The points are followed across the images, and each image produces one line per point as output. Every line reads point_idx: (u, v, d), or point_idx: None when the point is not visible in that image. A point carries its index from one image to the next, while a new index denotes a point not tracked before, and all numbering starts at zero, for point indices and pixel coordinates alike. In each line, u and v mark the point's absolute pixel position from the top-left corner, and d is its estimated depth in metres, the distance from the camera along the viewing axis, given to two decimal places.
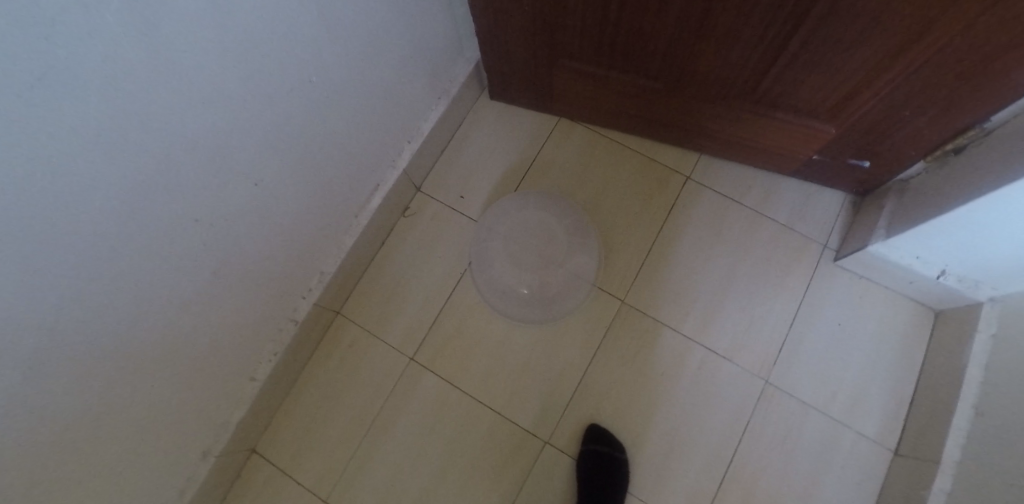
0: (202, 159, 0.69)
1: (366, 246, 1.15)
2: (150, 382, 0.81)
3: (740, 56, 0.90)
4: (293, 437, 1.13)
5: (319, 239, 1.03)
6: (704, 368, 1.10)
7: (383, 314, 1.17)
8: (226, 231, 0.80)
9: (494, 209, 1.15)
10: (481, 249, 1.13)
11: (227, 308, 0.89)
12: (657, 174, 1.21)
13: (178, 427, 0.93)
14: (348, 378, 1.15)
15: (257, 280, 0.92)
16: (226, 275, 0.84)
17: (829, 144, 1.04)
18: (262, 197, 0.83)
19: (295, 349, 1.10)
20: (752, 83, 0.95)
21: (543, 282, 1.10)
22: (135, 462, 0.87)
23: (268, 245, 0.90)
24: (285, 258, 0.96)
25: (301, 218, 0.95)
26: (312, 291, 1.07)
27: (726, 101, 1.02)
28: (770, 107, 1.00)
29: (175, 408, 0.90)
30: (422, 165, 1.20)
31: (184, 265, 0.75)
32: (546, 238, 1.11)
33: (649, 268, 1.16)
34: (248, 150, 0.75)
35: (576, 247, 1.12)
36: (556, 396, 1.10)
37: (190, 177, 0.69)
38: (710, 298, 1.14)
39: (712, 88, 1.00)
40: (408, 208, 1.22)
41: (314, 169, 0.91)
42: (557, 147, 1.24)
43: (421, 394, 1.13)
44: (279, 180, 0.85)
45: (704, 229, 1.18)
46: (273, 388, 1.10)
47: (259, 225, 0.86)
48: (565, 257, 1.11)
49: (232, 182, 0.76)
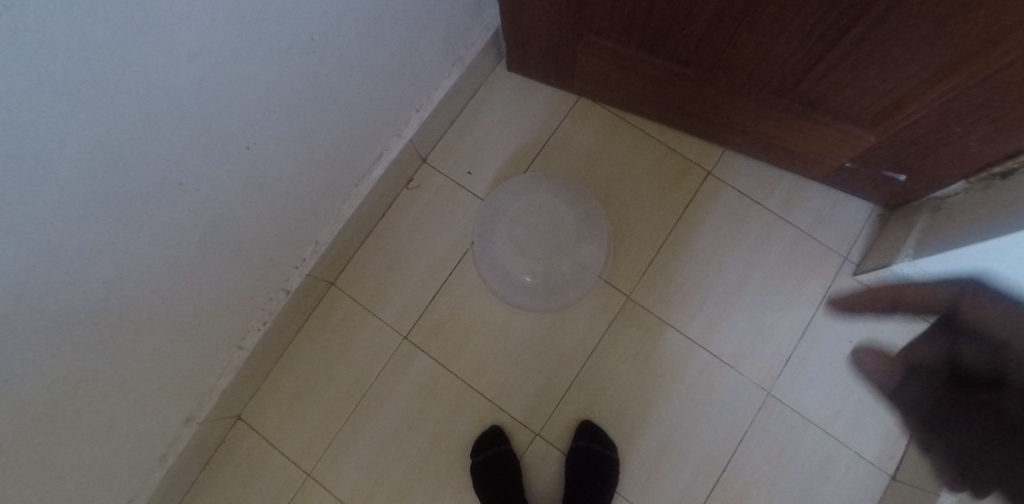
0: (190, 124, 0.63)
1: (365, 218, 1.10)
2: (130, 352, 0.77)
3: (784, 50, 0.82)
4: (280, 407, 1.11)
5: (316, 208, 0.97)
6: (706, 373, 1.06)
7: (379, 289, 1.12)
8: (214, 199, 0.74)
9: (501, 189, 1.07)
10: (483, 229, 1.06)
11: (214, 279, 0.84)
12: (678, 166, 1.15)
13: (159, 395, 0.89)
14: (338, 353, 1.11)
15: (245, 249, 0.87)
16: (212, 244, 0.79)
17: (865, 151, 0.97)
18: (255, 165, 0.77)
19: (285, 319, 1.06)
20: (793, 80, 0.88)
21: (548, 271, 1.03)
22: (114, 430, 0.84)
23: (260, 215, 0.85)
24: (278, 227, 0.91)
25: (297, 187, 0.89)
26: (305, 261, 1.02)
27: (762, 97, 0.95)
28: (808, 107, 0.93)
29: (157, 376, 0.86)
30: (430, 136, 1.13)
31: (165, 234, 0.69)
32: (556, 226, 1.04)
33: (660, 265, 1.10)
34: (241, 115, 0.69)
35: (586, 237, 1.05)
36: (551, 389, 1.07)
37: (176, 143, 0.62)
38: (720, 302, 1.09)
39: (749, 81, 0.92)
40: (412, 180, 1.15)
41: (315, 137, 0.85)
42: (574, 129, 1.17)
43: (413, 375, 1.09)
44: (275, 148, 0.79)
45: (721, 229, 1.13)
46: (261, 358, 1.06)
47: (251, 194, 0.80)
48: (573, 248, 1.03)
49: (223, 148, 0.70)
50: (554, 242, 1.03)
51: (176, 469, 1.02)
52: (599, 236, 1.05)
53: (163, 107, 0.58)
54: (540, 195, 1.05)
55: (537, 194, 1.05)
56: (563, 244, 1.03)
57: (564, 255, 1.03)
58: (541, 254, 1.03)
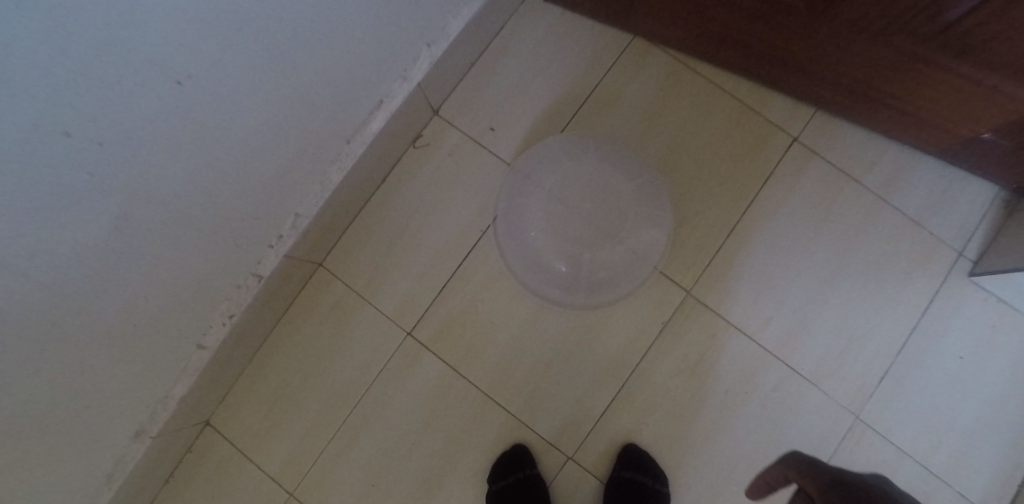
0: (58, 37, 0.39)
1: (361, 184, 0.86)
2: (36, 369, 0.55)
3: None
4: (256, 412, 0.91)
5: (293, 172, 0.73)
6: (780, 392, 0.86)
7: (377, 273, 0.90)
8: (130, 157, 0.50)
9: (533, 152, 0.83)
10: (510, 203, 0.82)
11: (153, 267, 0.62)
12: (756, 130, 0.91)
13: (94, 413, 0.69)
14: (327, 350, 0.90)
15: (194, 227, 0.64)
16: (141, 219, 0.56)
17: (1018, 119, 0.73)
18: (191, 110, 0.53)
19: (260, 309, 0.84)
20: (949, 16, 0.62)
21: (595, 259, 0.78)
22: (35, 464, 0.63)
23: (213, 180, 0.62)
24: (240, 197, 0.67)
25: (264, 142, 0.65)
26: (283, 239, 0.79)
27: (891, 40, 0.70)
28: (956, 57, 0.68)
29: (88, 393, 0.65)
30: (444, 81, 0.89)
31: (54, 205, 0.46)
32: (609, 200, 0.79)
33: (728, 255, 0.88)
34: (155, 29, 0.45)
35: (644, 216, 0.80)
36: (589, 405, 0.87)
37: (35, 65, 0.38)
38: (802, 303, 0.88)
39: (880, 16, 0.67)
40: (420, 136, 0.92)
41: (284, 73, 0.61)
42: (627, 78, 0.92)
43: (418, 381, 0.88)
44: (222, 87, 0.55)
45: (808, 211, 0.90)
46: (230, 355, 0.85)
47: (192, 151, 0.56)
48: (630, 229, 0.79)
49: (132, 80, 0.46)
50: (605, 221, 0.78)
51: (126, 490, 0.82)
52: (660, 217, 0.81)
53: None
54: (587, 159, 0.81)
55: (583, 157, 0.80)
56: (615, 226, 0.79)
57: (617, 237, 0.78)
58: (588, 238, 0.78)
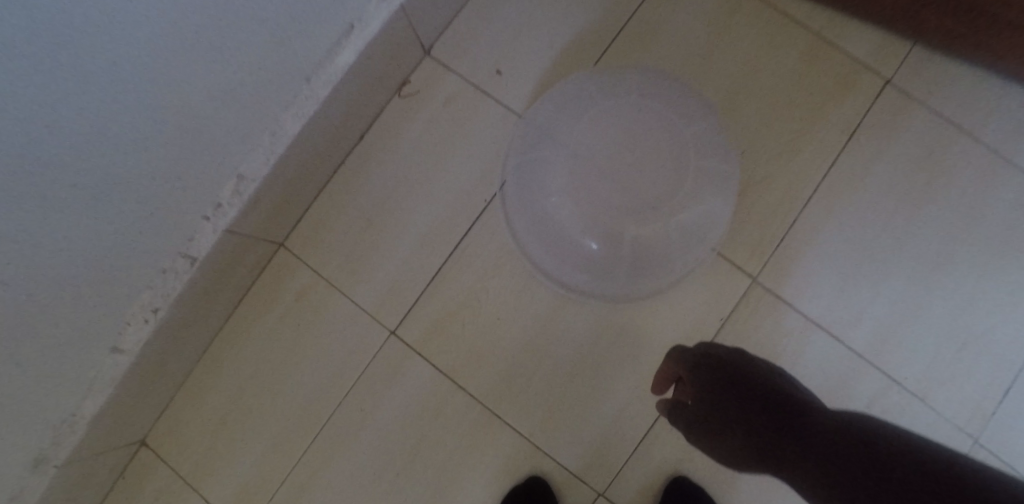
0: None
1: (330, 140, 0.67)
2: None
3: None
4: (203, 431, 0.72)
5: (230, 118, 0.53)
6: (875, 407, 0.67)
7: (353, 255, 0.71)
8: None
9: (553, 93, 0.63)
10: (524, 161, 0.62)
11: (20, 251, 0.43)
12: (838, 71, 0.71)
13: None
14: (291, 354, 0.71)
15: (72, 193, 0.44)
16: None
17: None
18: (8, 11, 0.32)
19: (200, 301, 0.65)
20: None
21: (640, 236, 0.57)
22: None
23: (97, 120, 0.42)
24: (143, 150, 0.47)
25: (168, 71, 0.44)
26: (222, 210, 0.59)
27: None
28: None
29: None
30: (435, 8, 0.69)
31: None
32: (655, 148, 0.56)
33: (803, 231, 0.68)
34: None
35: (708, 174, 0.58)
36: (625, 424, 0.67)
37: None
38: (901, 291, 0.68)
39: None
40: (406, 83, 0.72)
41: None
42: (670, 7, 0.72)
43: (406, 394, 0.69)
44: None
45: (908, 173, 0.69)
46: (162, 360, 0.66)
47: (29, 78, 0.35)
48: (689, 193, 0.57)
49: None
50: (657, 182, 0.55)
51: None
52: (727, 177, 0.60)
53: None
54: (627, 97, 0.58)
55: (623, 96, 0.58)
56: (669, 190, 0.56)
57: (672, 205, 0.56)
58: (631, 206, 0.55)
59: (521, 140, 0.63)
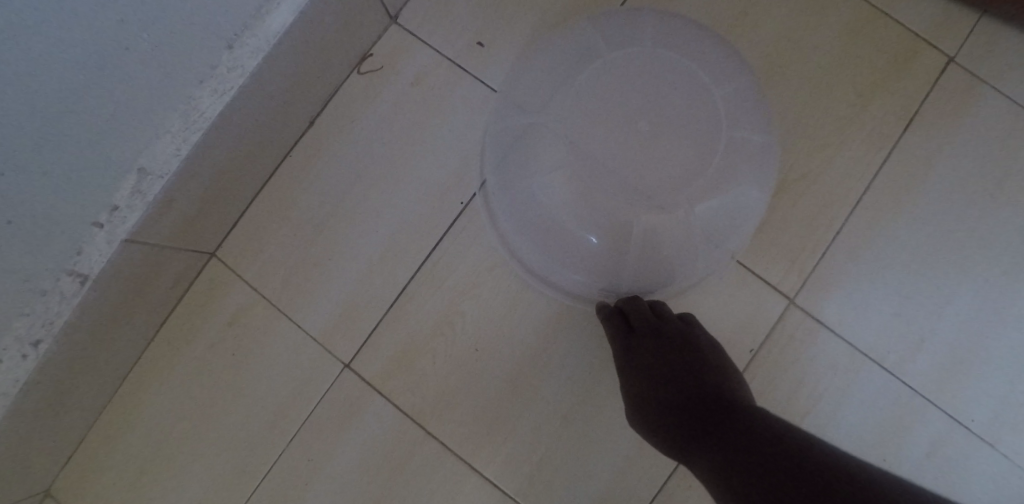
0: None
1: (268, 125, 0.54)
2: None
3: None
4: (119, 483, 0.59)
5: (115, 88, 0.39)
6: (936, 460, 0.54)
7: (300, 268, 0.58)
8: None
9: (544, 54, 0.50)
10: (509, 138, 0.49)
11: None
12: (892, 47, 0.58)
13: None
14: (225, 389, 0.58)
15: None
16: None
17: None
18: None
19: (103, 327, 0.52)
20: None
21: (658, 227, 0.44)
22: None
23: None
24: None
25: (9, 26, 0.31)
26: (119, 214, 0.46)
27: None
28: None
29: None
30: None
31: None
32: (679, 120, 0.44)
33: (848, 242, 0.56)
34: None
35: (746, 165, 0.45)
36: (633, 477, 0.55)
37: None
38: (967, 317, 0.56)
39: None
40: (367, 57, 0.59)
41: None
42: None
43: (364, 439, 0.56)
44: None
45: (976, 169, 0.57)
46: (59, 401, 0.53)
47: None
48: (720, 184, 0.44)
49: None
50: (683, 161, 0.43)
51: None
52: (767, 168, 0.47)
53: None
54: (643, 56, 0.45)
55: (635, 56, 0.45)
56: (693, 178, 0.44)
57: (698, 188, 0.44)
58: (647, 192, 0.43)
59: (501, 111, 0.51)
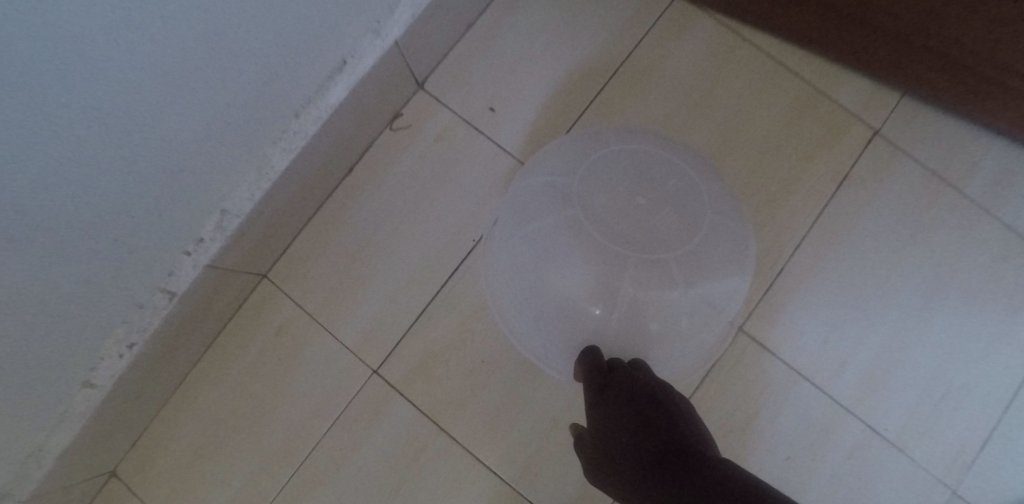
0: None
1: (320, 172, 0.66)
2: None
3: None
4: (176, 465, 0.70)
5: (217, 152, 0.52)
6: (857, 459, 0.66)
7: (337, 288, 0.70)
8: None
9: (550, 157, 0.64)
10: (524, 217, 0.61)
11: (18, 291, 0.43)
12: (828, 121, 0.71)
13: None
14: (271, 387, 0.70)
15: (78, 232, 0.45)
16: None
17: None
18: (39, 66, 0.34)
19: (177, 333, 0.64)
20: None
21: (650, 295, 0.56)
22: None
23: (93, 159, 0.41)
24: (141, 188, 0.47)
25: (171, 117, 0.45)
26: (204, 244, 0.58)
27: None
28: None
29: None
30: (431, 44, 0.69)
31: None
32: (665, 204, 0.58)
33: (789, 280, 0.69)
34: None
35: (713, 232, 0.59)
36: None
37: None
38: (884, 344, 0.68)
39: None
40: (399, 116, 0.72)
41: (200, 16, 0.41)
42: (665, 52, 0.73)
43: (386, 432, 0.68)
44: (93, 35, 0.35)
45: (894, 223, 0.70)
46: (137, 392, 0.65)
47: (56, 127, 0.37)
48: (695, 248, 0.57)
49: None
50: (671, 231, 0.56)
51: None
52: (730, 244, 0.61)
53: None
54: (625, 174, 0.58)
55: (629, 158, 0.60)
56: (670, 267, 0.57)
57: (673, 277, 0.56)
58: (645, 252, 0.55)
59: (509, 211, 0.64)
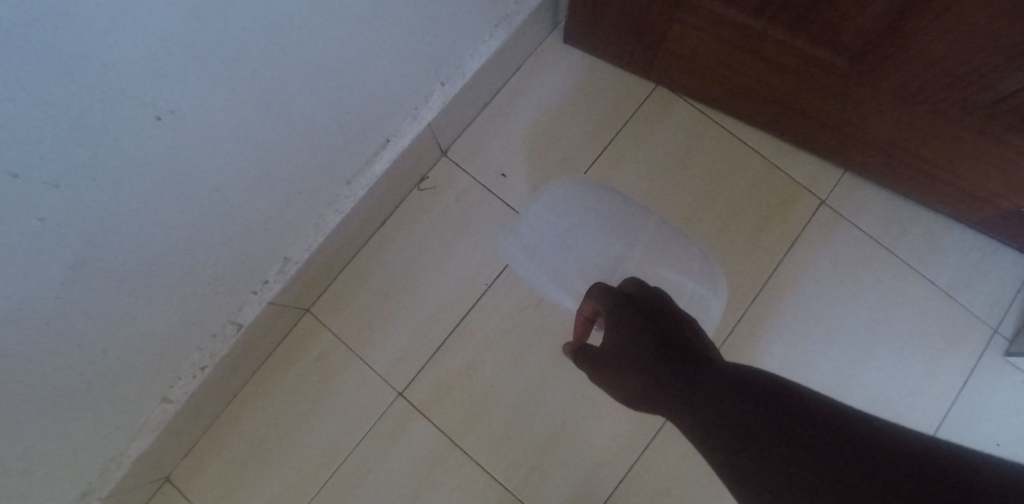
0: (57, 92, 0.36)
1: (360, 226, 0.80)
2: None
3: (977, 51, 0.56)
4: (223, 472, 0.81)
5: (285, 215, 0.67)
6: None
7: (369, 322, 0.83)
8: (129, 205, 0.48)
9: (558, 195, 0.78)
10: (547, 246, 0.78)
11: (141, 313, 0.58)
12: (781, 191, 0.86)
13: (47, 468, 0.63)
14: (309, 406, 0.82)
15: (187, 271, 0.60)
16: (138, 269, 0.54)
17: None
18: (194, 159, 0.50)
19: (236, 358, 0.76)
20: (972, 92, 0.62)
21: None
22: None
23: (208, 220, 0.57)
24: (234, 239, 0.62)
25: (263, 185, 0.60)
26: (267, 285, 0.72)
27: (921, 108, 0.67)
28: (981, 135, 0.66)
29: (43, 449, 0.60)
30: (455, 121, 0.83)
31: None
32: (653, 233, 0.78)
33: (749, 324, 0.83)
34: (164, 84, 0.42)
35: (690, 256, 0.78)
36: (596, 482, 0.79)
37: (35, 115, 0.36)
38: (828, 380, 0.82)
39: (900, 85, 0.65)
40: (425, 178, 0.86)
41: (295, 116, 0.57)
42: (648, 130, 0.88)
43: (408, 447, 0.80)
44: (228, 136, 0.52)
45: (836, 278, 0.85)
46: (199, 408, 0.77)
47: (193, 197, 0.53)
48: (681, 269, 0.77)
49: (128, 125, 0.42)
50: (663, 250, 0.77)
51: None
52: (698, 288, 0.76)
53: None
54: (652, 219, 0.78)
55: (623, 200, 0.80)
56: None
57: None
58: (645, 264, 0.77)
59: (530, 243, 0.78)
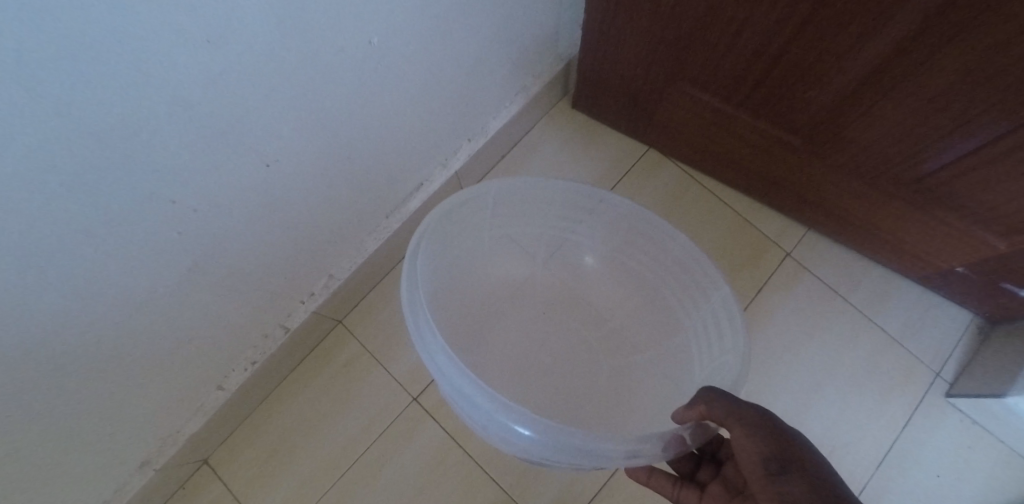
0: (210, 147, 0.53)
1: (391, 253, 0.95)
2: (73, 385, 0.61)
3: (896, 138, 0.71)
4: (254, 458, 0.93)
5: (335, 238, 0.82)
6: None
7: (392, 336, 0.97)
8: (229, 225, 0.63)
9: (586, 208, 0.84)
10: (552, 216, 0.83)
11: (221, 311, 0.73)
12: (752, 242, 1.00)
13: (124, 434, 0.76)
14: (334, 405, 0.94)
15: (254, 281, 0.74)
16: (226, 275, 0.69)
17: (965, 260, 0.85)
18: (279, 191, 0.66)
19: (280, 359, 0.90)
20: (901, 171, 0.76)
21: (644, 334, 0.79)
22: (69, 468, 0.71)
23: (279, 240, 0.73)
24: (294, 256, 0.77)
25: (321, 214, 0.76)
26: (314, 296, 0.87)
27: (862, 180, 0.81)
28: (911, 206, 0.81)
29: (127, 415, 0.74)
30: (476, 170, 0.99)
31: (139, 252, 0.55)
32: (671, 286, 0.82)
33: None
34: (271, 137, 0.58)
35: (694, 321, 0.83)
36: (580, 487, 0.90)
37: (193, 162, 0.52)
38: (787, 407, 0.94)
39: (845, 161, 0.80)
40: None
41: (353, 162, 0.73)
42: (639, 184, 1.03)
43: (418, 445, 0.92)
44: (304, 175, 0.67)
45: (797, 320, 0.97)
46: (244, 399, 0.90)
47: (272, 221, 0.69)
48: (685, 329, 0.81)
49: (242, 169, 0.58)
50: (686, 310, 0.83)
51: None
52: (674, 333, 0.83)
53: (183, 116, 0.48)
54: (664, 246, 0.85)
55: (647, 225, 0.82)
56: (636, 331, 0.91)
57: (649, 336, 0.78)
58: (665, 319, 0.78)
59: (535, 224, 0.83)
